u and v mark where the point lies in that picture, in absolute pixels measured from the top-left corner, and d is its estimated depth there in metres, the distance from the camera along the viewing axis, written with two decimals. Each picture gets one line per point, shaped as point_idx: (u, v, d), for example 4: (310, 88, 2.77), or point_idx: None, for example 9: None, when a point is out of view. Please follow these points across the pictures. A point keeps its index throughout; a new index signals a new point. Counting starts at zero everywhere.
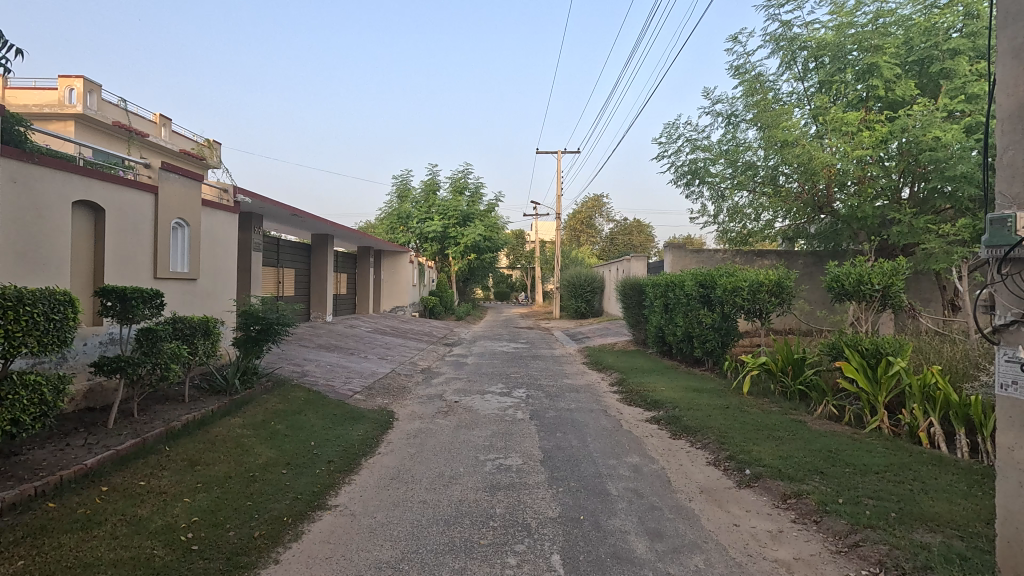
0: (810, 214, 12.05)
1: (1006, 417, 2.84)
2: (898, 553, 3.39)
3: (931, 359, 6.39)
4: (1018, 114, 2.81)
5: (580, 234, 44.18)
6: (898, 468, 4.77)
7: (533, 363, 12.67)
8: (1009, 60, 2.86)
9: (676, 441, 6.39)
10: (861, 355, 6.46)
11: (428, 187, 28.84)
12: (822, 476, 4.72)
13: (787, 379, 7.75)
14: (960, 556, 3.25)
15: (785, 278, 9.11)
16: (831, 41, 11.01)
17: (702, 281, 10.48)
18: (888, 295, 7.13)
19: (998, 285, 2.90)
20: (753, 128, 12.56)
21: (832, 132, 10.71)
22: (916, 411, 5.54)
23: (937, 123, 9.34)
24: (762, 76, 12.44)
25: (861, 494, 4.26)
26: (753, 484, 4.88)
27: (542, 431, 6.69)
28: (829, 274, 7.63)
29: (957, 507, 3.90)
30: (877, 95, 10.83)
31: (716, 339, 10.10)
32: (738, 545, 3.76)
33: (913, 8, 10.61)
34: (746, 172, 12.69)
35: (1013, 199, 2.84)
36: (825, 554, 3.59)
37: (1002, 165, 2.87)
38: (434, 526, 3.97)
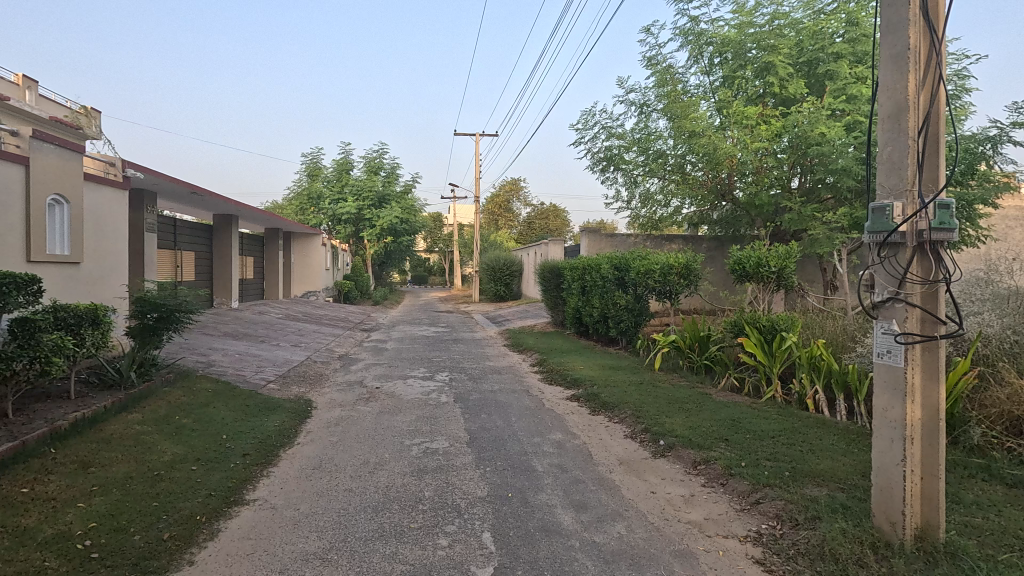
0: (713, 200, 12.89)
1: (881, 381, 3.24)
2: (792, 507, 3.78)
3: (817, 333, 7.11)
4: (896, 114, 3.14)
5: (498, 218, 44.47)
6: (790, 432, 5.29)
7: (455, 347, 12.67)
8: (890, 65, 3.19)
9: (596, 417, 6.68)
10: (759, 331, 7.06)
11: (341, 166, 27.65)
12: (727, 443, 5.14)
13: (694, 354, 8.33)
14: (843, 505, 3.68)
15: (693, 261, 9.69)
16: (733, 38, 11.73)
17: (617, 263, 10.90)
18: (782, 276, 7.80)
19: (877, 266, 3.27)
20: (664, 118, 13.15)
21: (734, 124, 11.51)
22: (804, 380, 6.17)
23: (824, 120, 10.28)
24: (672, 68, 13.00)
25: (760, 457, 4.70)
26: (666, 454, 5.22)
27: (467, 413, 6.74)
28: (732, 256, 8.21)
29: (839, 463, 4.42)
30: (773, 91, 11.71)
31: (631, 320, 10.59)
32: (656, 510, 4.03)
33: (804, 13, 11.54)
34: (657, 160, 13.31)
35: (890, 190, 3.20)
36: (731, 513, 3.94)
37: (882, 159, 3.22)
38: (362, 514, 3.89)
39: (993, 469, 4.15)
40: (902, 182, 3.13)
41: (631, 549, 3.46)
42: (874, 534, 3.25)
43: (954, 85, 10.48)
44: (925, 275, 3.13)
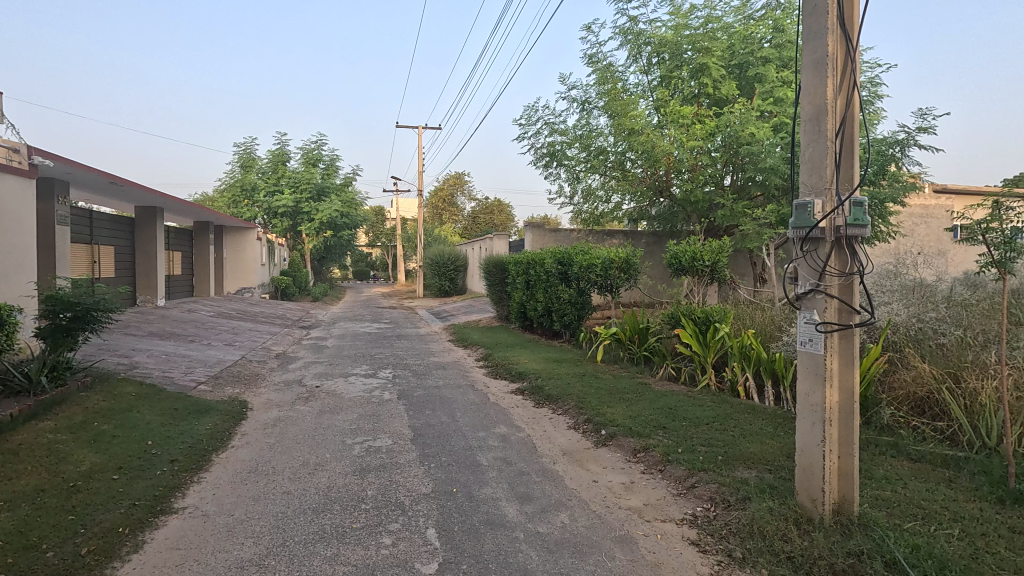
0: (652, 197, 13.30)
1: (804, 368, 3.45)
2: (724, 489, 3.98)
3: (747, 324, 7.49)
4: (817, 117, 3.34)
5: (442, 212, 44.07)
6: (723, 418, 5.56)
7: (398, 343, 12.48)
8: (811, 70, 3.38)
9: (540, 409, 6.77)
10: (694, 322, 7.36)
11: (277, 157, 26.56)
12: (664, 431, 5.34)
13: (634, 346, 8.58)
14: (771, 485, 3.90)
15: (633, 256, 9.96)
16: (670, 39, 12.10)
17: (560, 258, 11.05)
18: (715, 270, 8.16)
19: (800, 260, 3.47)
20: (605, 116, 13.40)
21: (671, 123, 11.93)
22: (736, 368, 6.50)
23: (753, 122, 10.85)
24: (612, 66, 13.26)
25: (695, 443, 4.92)
26: (608, 443, 5.37)
27: (411, 410, 6.66)
28: (669, 251, 8.51)
29: (766, 446, 4.68)
30: (707, 92, 12.14)
31: (574, 313, 10.78)
32: (598, 498, 4.14)
33: (734, 18, 12.05)
34: (598, 157, 13.57)
35: (812, 188, 3.40)
36: (668, 497, 4.10)
37: (804, 159, 3.42)
38: (301, 516, 3.78)
39: (901, 446, 4.52)
40: (821, 181, 3.34)
41: (574, 537, 3.54)
42: (798, 511, 3.47)
43: (868, 92, 11.26)
44: (842, 268, 3.35)
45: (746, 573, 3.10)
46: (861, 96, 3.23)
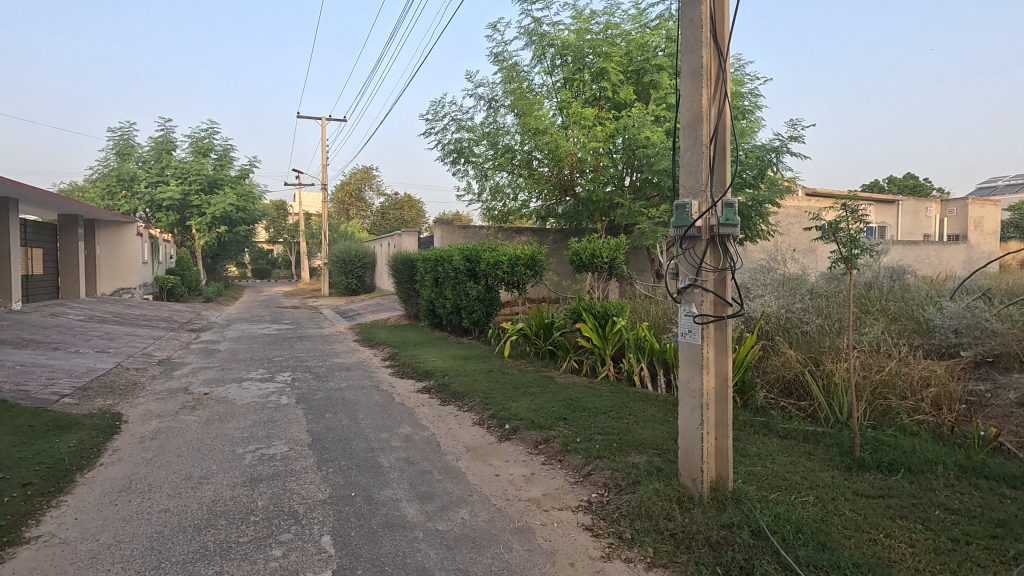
0: (558, 195, 13.66)
1: (685, 358, 3.71)
2: (617, 474, 4.19)
3: (643, 317, 7.93)
4: (693, 123, 3.59)
5: (349, 208, 42.50)
6: (620, 407, 5.85)
7: (299, 344, 11.89)
8: (690, 79, 3.62)
9: (445, 407, 6.75)
10: (594, 316, 7.68)
11: (160, 145, 24.38)
12: (565, 422, 5.52)
13: (540, 340, 8.80)
14: (658, 468, 4.16)
15: (538, 253, 10.18)
16: (573, 42, 12.50)
17: (468, 255, 11.08)
18: (614, 266, 8.56)
19: (680, 257, 3.72)
20: (511, 114, 13.54)
21: (574, 124, 12.38)
22: (632, 359, 6.86)
23: (648, 125, 11.52)
24: (518, 66, 13.43)
25: (593, 432, 5.13)
26: (511, 437, 5.46)
27: (310, 414, 6.38)
28: (571, 248, 8.79)
29: (657, 431, 4.99)
30: (607, 96, 12.64)
31: (482, 310, 10.84)
32: (499, 492, 4.21)
33: (632, 25, 12.65)
34: (505, 154, 13.65)
35: (690, 190, 3.66)
36: (566, 486, 4.25)
37: (684, 162, 3.67)
38: (180, 534, 3.50)
39: (771, 425, 4.99)
40: (698, 183, 3.60)
41: (473, 532, 3.57)
42: (681, 491, 3.73)
43: (749, 102, 12.27)
44: (716, 264, 3.64)
45: (634, 552, 3.29)
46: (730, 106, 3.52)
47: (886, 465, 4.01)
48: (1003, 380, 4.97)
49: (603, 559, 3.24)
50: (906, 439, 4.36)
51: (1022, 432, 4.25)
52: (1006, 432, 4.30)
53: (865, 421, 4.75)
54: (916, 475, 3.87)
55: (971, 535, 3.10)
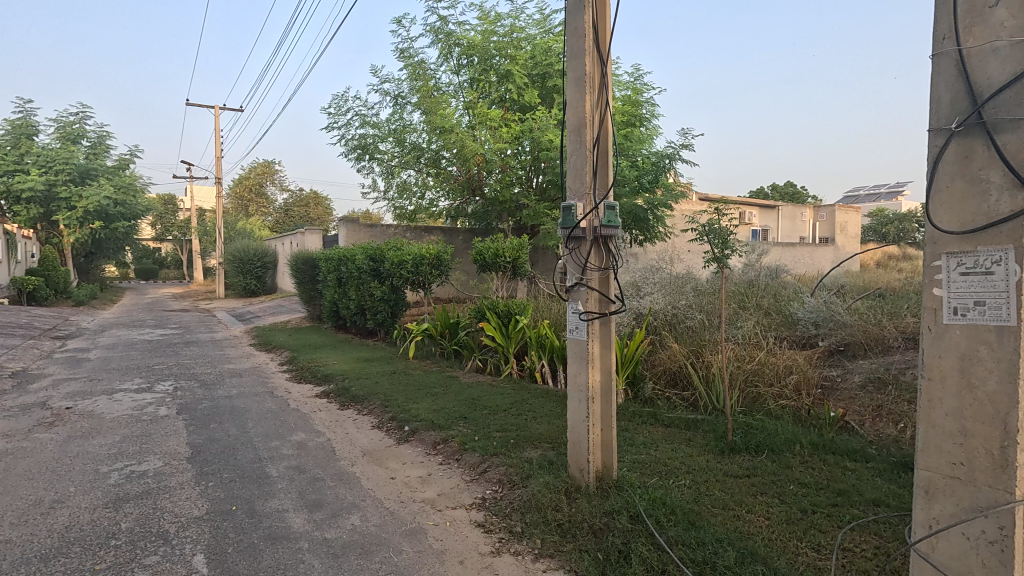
0: (466, 195, 13.64)
1: (573, 355, 3.85)
2: (511, 470, 4.28)
3: (544, 315, 8.13)
4: (578, 129, 3.74)
5: (248, 204, 39.89)
6: (519, 404, 5.96)
7: (185, 351, 10.98)
8: (575, 86, 3.76)
9: (344, 411, 6.53)
10: (498, 315, 7.78)
11: (18, 129, 21.87)
12: (465, 421, 5.54)
13: (445, 340, 8.76)
14: (550, 462, 4.29)
15: (443, 253, 10.15)
16: (479, 43, 12.61)
17: (372, 254, 10.79)
18: (516, 265, 8.70)
19: (567, 257, 3.87)
20: (417, 111, 13.35)
21: (480, 125, 12.47)
22: (533, 356, 7.01)
23: (551, 129, 11.83)
24: (424, 63, 13.27)
25: (491, 430, 5.19)
26: (410, 439, 5.39)
27: (192, 425, 5.92)
28: (474, 248, 8.82)
29: (552, 426, 5.14)
30: (513, 98, 12.83)
31: (388, 311, 10.61)
32: (392, 495, 4.14)
33: (537, 31, 12.97)
34: (412, 152, 13.46)
35: (576, 193, 3.81)
36: (462, 485, 4.26)
37: (570, 166, 3.81)
38: (21, 567, 3.11)
39: (657, 415, 5.31)
40: (583, 186, 3.76)
41: (362, 538, 3.48)
42: (569, 481, 3.87)
43: (647, 110, 12.93)
44: (600, 263, 3.82)
45: (522, 544, 3.37)
46: (612, 115, 3.71)
47: (753, 447, 4.40)
48: (851, 366, 5.64)
49: (492, 554, 3.29)
50: (771, 422, 4.81)
51: (863, 412, 4.84)
52: (851, 412, 4.88)
53: (738, 407, 5.18)
54: (778, 455, 4.28)
55: (817, 505, 3.48)
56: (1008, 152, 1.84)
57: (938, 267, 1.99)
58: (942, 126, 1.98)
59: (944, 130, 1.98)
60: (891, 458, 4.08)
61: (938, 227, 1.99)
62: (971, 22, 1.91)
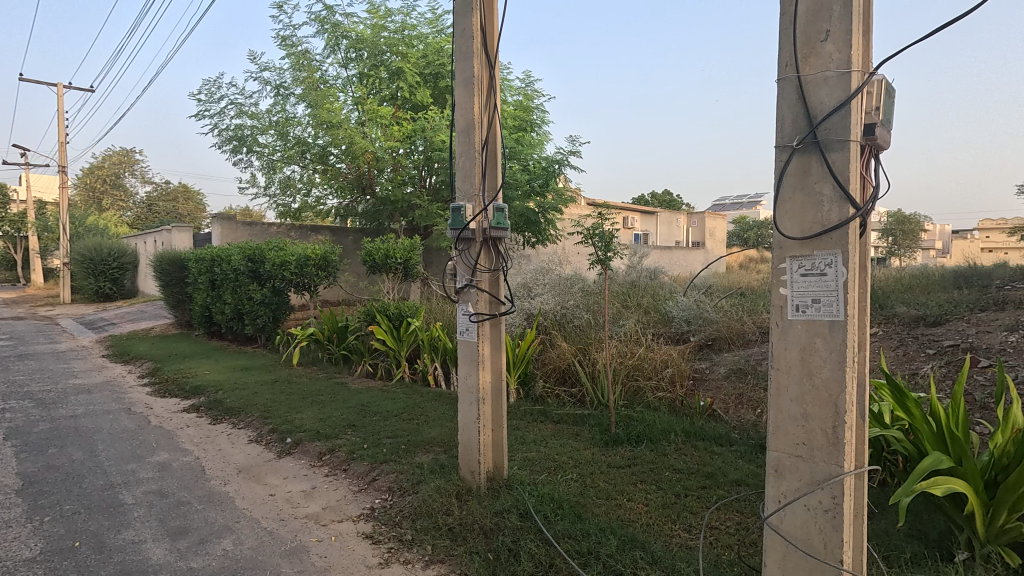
0: (355, 193, 13.11)
1: (464, 356, 3.83)
2: (402, 476, 4.17)
3: (437, 317, 8.04)
4: (467, 129, 3.74)
5: (101, 197, 35.27)
6: (411, 408, 5.83)
7: (17, 365, 9.43)
8: (463, 87, 3.75)
9: (216, 426, 5.98)
10: (389, 318, 7.57)
11: None
12: (353, 428, 5.32)
13: (333, 345, 8.36)
14: (442, 465, 4.24)
15: (330, 253, 9.70)
16: (369, 38, 12.23)
17: (250, 254, 10.01)
18: (408, 267, 8.52)
19: (457, 258, 3.85)
20: (302, 104, 12.62)
21: (370, 121, 12.07)
22: (426, 359, 6.91)
23: (444, 129, 11.74)
24: (309, 53, 12.60)
25: (381, 436, 5.02)
26: (292, 451, 5.06)
27: (24, 452, 5.09)
28: (364, 248, 8.50)
29: (445, 429, 5.10)
30: (405, 96, 12.57)
31: (269, 315, 9.90)
32: (271, 514, 3.85)
33: (429, 30, 12.84)
34: (296, 146, 12.69)
35: (466, 195, 3.79)
36: (349, 496, 4.08)
37: (459, 167, 3.79)
38: None
39: (547, 412, 5.47)
40: (472, 187, 3.75)
41: (236, 563, 3.20)
42: (460, 484, 3.85)
43: (538, 116, 13.28)
44: (489, 265, 3.84)
45: (412, 553, 3.29)
46: (500, 118, 3.75)
47: (634, 438, 4.68)
48: (717, 359, 6.20)
49: (380, 566, 3.17)
50: (650, 414, 5.14)
51: (727, 400, 5.34)
52: (718, 401, 5.35)
53: (620, 400, 5.48)
54: (655, 444, 4.58)
55: (688, 488, 3.77)
56: (838, 169, 2.10)
57: (783, 269, 2.23)
58: (786, 144, 2.23)
59: (787, 147, 2.22)
60: (750, 441, 4.54)
61: (783, 234, 2.23)
62: (807, 52, 2.16)
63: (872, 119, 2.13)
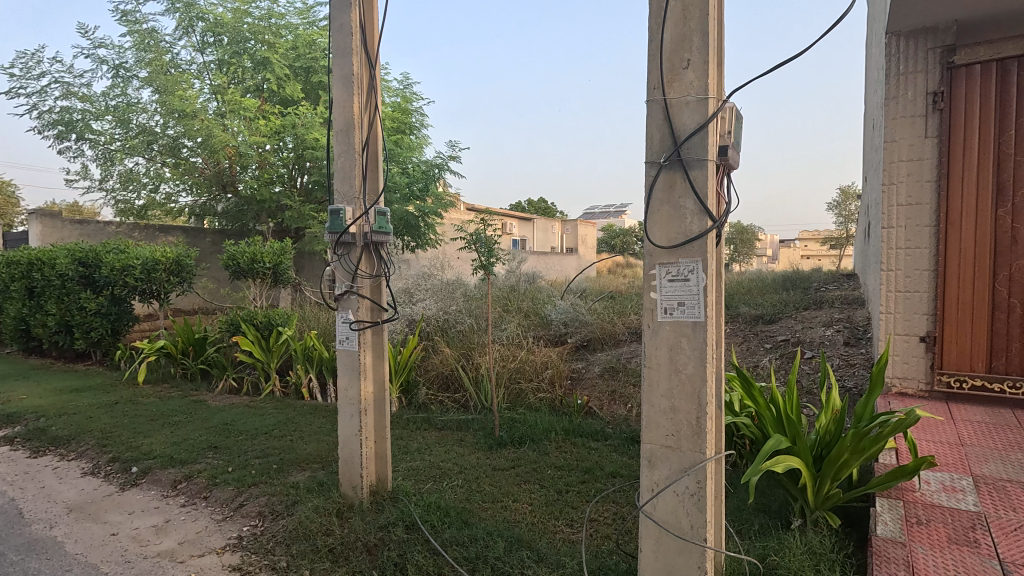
0: (214, 191, 11.95)
1: (344, 366, 3.64)
2: (274, 499, 3.86)
3: (311, 325, 7.58)
4: (346, 129, 3.57)
5: None
6: (283, 424, 5.43)
7: None
8: (341, 84, 3.59)
9: (37, 459, 5.06)
10: (256, 328, 6.99)
11: None
12: (215, 450, 4.82)
13: (189, 359, 7.52)
14: (319, 483, 3.99)
15: (185, 257, 8.73)
16: (229, 22, 11.28)
17: (82, 257, 8.66)
18: (277, 272, 7.93)
19: (336, 264, 3.66)
20: (147, 88, 11.23)
21: (231, 113, 11.07)
22: (300, 371, 6.47)
23: (316, 126, 11.13)
24: (157, 33, 11.29)
25: (249, 457, 4.61)
26: (139, 481, 4.45)
27: None
28: (226, 251, 7.76)
29: (322, 445, 4.81)
30: (272, 89, 11.73)
31: (106, 327, 8.63)
32: (114, 557, 3.35)
33: (298, 21, 12.15)
34: (140, 136, 11.26)
35: (344, 197, 3.62)
36: (211, 526, 3.68)
37: (337, 168, 3.62)
38: None
39: (431, 419, 5.40)
40: (351, 189, 3.59)
41: None
42: (340, 502, 3.65)
43: (417, 119, 13.10)
44: (371, 270, 3.70)
45: None
46: (382, 120, 3.66)
47: (517, 439, 4.78)
48: (592, 358, 6.55)
49: None
50: (532, 414, 5.29)
51: (602, 397, 5.67)
52: (593, 398, 5.66)
53: (503, 403, 5.58)
54: (537, 444, 4.72)
55: (569, 484, 3.94)
56: (697, 185, 2.33)
57: (653, 274, 2.42)
58: (653, 160, 2.42)
59: (655, 163, 2.42)
60: (622, 434, 4.86)
61: (653, 243, 2.42)
62: (671, 78, 2.37)
63: (725, 141, 2.39)
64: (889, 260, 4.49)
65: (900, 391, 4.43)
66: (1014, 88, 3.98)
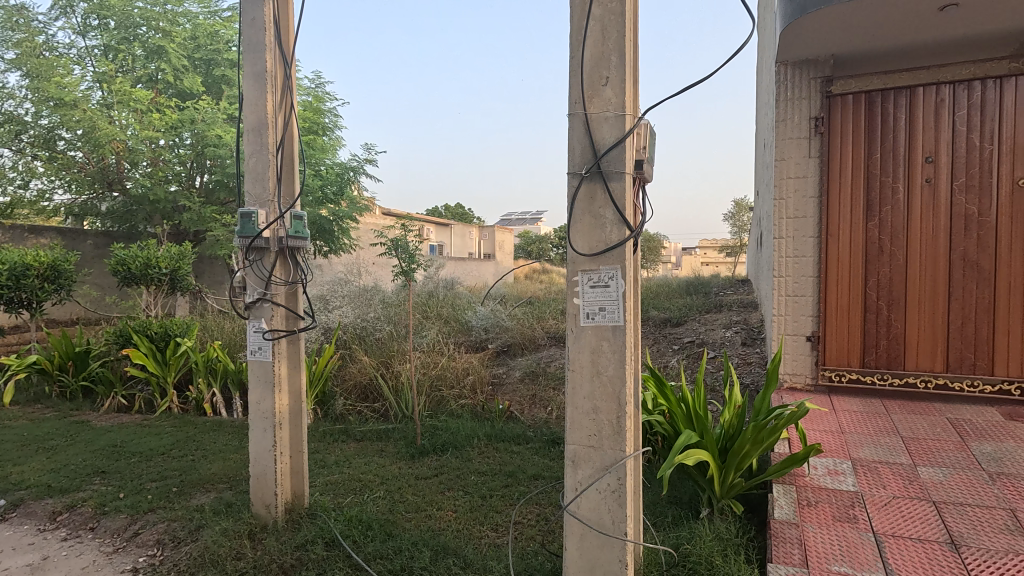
0: (98, 189, 10.83)
1: (256, 378, 3.44)
2: (174, 525, 3.56)
3: (213, 335, 7.06)
4: (257, 128, 3.39)
5: None
6: (183, 443, 5.02)
7: None
8: (251, 81, 3.40)
9: None
10: (150, 339, 6.40)
11: None
12: (103, 476, 4.35)
13: (67, 376, 6.74)
14: (227, 504, 3.73)
15: (63, 261, 7.84)
16: (116, 4, 10.37)
17: None
18: (175, 278, 7.33)
19: (246, 269, 3.45)
20: (14, 71, 9.99)
21: (119, 104, 10.11)
22: (201, 385, 6.02)
23: (219, 123, 10.44)
24: (27, 11, 10.13)
25: (143, 481, 4.21)
26: (7, 516, 3.92)
27: None
28: (114, 255, 7.05)
29: (228, 463, 4.50)
30: (167, 81, 10.84)
31: None
32: None
33: (198, 9, 11.38)
34: (5, 124, 9.99)
35: (256, 199, 3.42)
36: (100, 560, 3.31)
37: (248, 168, 3.42)
38: None
39: (349, 430, 5.22)
40: (264, 192, 3.41)
41: None
42: (252, 522, 3.44)
43: (330, 120, 12.66)
44: (286, 277, 3.53)
45: None
46: (296, 120, 3.52)
47: (439, 446, 4.74)
48: (512, 363, 6.65)
49: None
50: (454, 421, 5.27)
51: (523, 401, 5.77)
52: (514, 402, 5.75)
53: (424, 411, 5.51)
54: (459, 450, 4.71)
55: (493, 489, 3.96)
56: (616, 196, 2.45)
57: (576, 281, 2.51)
58: (575, 172, 2.52)
59: (577, 174, 2.51)
60: (543, 437, 4.97)
61: (575, 251, 2.51)
62: (591, 94, 2.48)
63: (640, 156, 2.54)
64: (780, 266, 4.95)
65: (790, 385, 4.88)
66: (877, 117, 4.59)
